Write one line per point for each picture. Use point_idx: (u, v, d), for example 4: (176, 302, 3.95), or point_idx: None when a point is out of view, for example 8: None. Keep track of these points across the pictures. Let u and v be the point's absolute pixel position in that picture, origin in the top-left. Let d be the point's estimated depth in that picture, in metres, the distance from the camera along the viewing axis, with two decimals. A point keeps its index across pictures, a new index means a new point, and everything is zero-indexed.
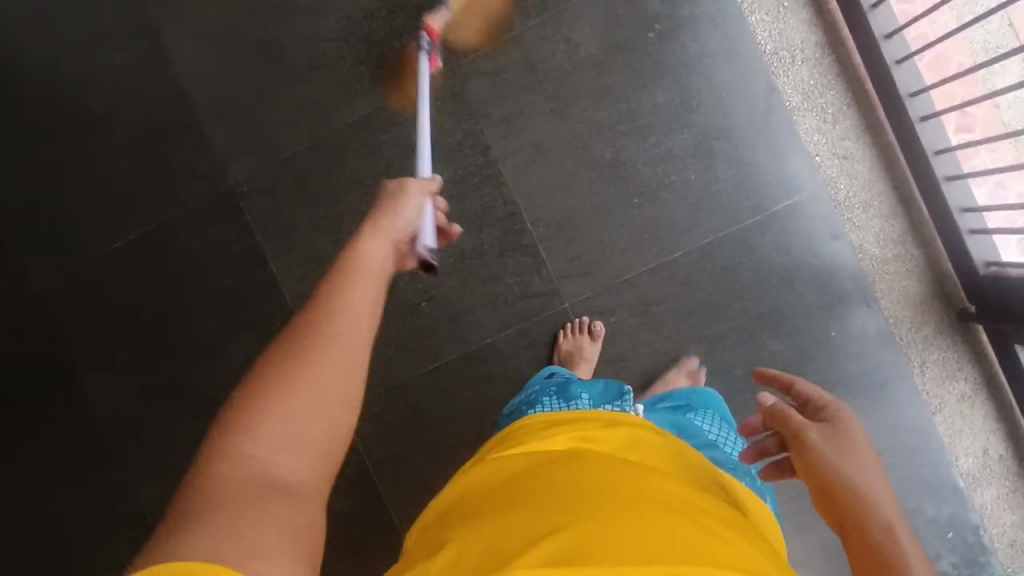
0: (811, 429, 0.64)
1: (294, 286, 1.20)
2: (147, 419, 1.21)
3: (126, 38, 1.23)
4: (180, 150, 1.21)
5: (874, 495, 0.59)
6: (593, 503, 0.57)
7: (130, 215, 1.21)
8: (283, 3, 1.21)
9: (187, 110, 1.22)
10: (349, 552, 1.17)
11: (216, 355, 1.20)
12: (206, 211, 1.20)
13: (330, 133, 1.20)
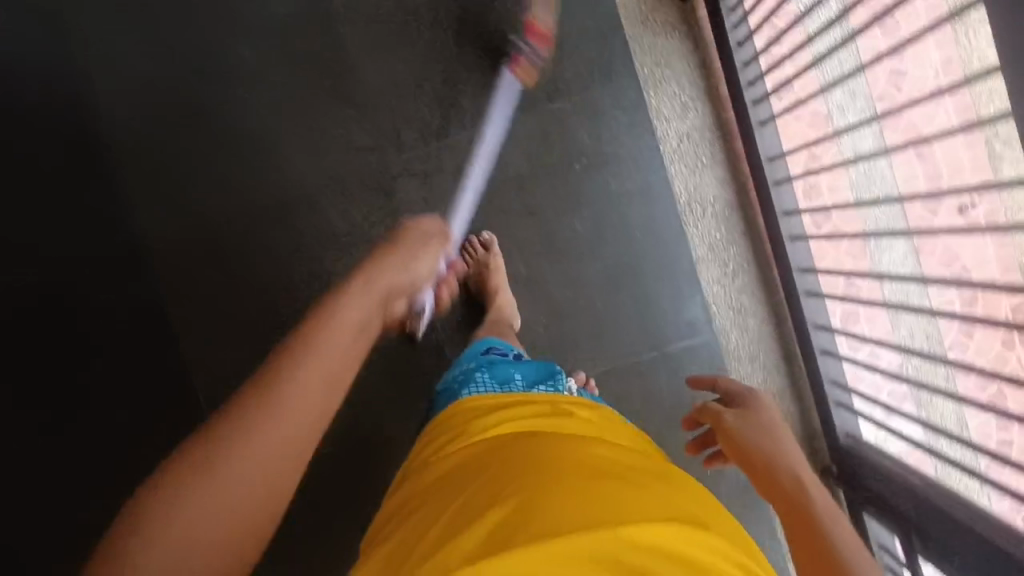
0: (731, 419, 0.78)
1: (191, 349, 1.17)
2: (7, 468, 1.14)
3: (45, 68, 1.16)
4: (87, 200, 1.16)
5: (786, 451, 0.73)
6: (547, 473, 0.65)
7: (23, 252, 1.15)
8: (221, 65, 1.18)
9: (100, 159, 1.17)
10: None
11: (98, 412, 1.15)
12: (109, 269, 1.17)
13: (254, 206, 1.19)
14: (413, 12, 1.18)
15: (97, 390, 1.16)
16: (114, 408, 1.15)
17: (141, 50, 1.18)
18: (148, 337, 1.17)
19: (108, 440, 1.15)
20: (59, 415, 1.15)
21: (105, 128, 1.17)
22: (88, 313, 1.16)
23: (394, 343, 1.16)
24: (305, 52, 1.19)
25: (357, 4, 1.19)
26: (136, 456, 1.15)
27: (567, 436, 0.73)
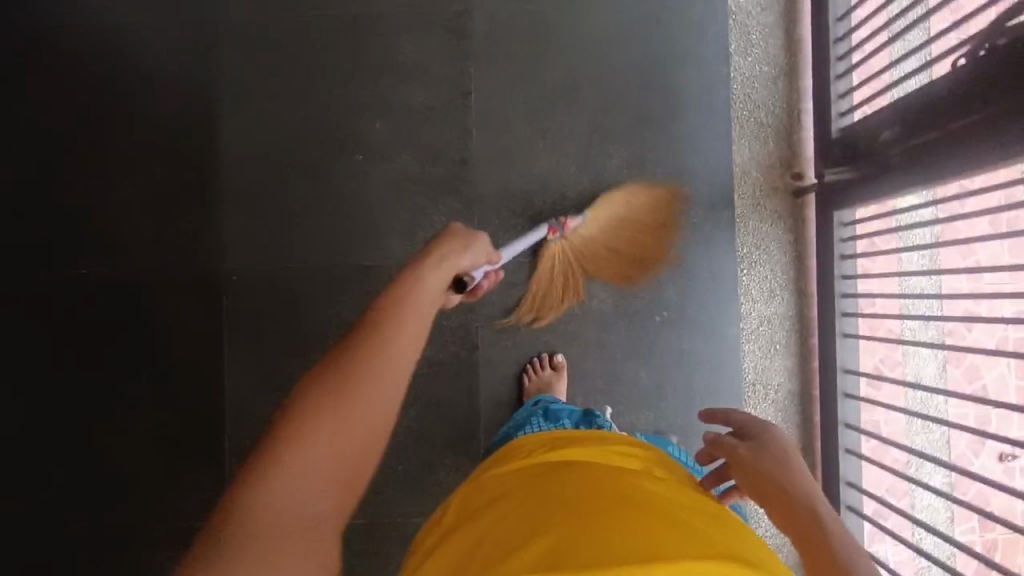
0: (740, 450, 0.67)
1: (236, 391, 1.16)
2: (43, 452, 1.17)
3: (187, 86, 1.18)
4: (182, 228, 1.18)
5: (808, 493, 0.61)
6: (575, 513, 0.57)
7: (114, 254, 1.18)
8: (351, 130, 1.19)
9: (202, 193, 1.18)
10: None
11: (135, 426, 1.16)
12: (180, 301, 1.17)
13: (333, 270, 1.18)
14: (539, 126, 1.19)
15: (138, 410, 1.17)
16: (148, 438, 1.16)
17: (267, 94, 1.19)
18: (195, 376, 1.16)
19: (135, 466, 1.16)
20: (96, 430, 1.16)
21: (212, 164, 1.18)
22: (150, 338, 1.17)
23: (435, 438, 1.18)
24: (425, 135, 1.19)
25: (494, 107, 1.19)
26: (156, 491, 1.16)
27: (631, 474, 0.65)
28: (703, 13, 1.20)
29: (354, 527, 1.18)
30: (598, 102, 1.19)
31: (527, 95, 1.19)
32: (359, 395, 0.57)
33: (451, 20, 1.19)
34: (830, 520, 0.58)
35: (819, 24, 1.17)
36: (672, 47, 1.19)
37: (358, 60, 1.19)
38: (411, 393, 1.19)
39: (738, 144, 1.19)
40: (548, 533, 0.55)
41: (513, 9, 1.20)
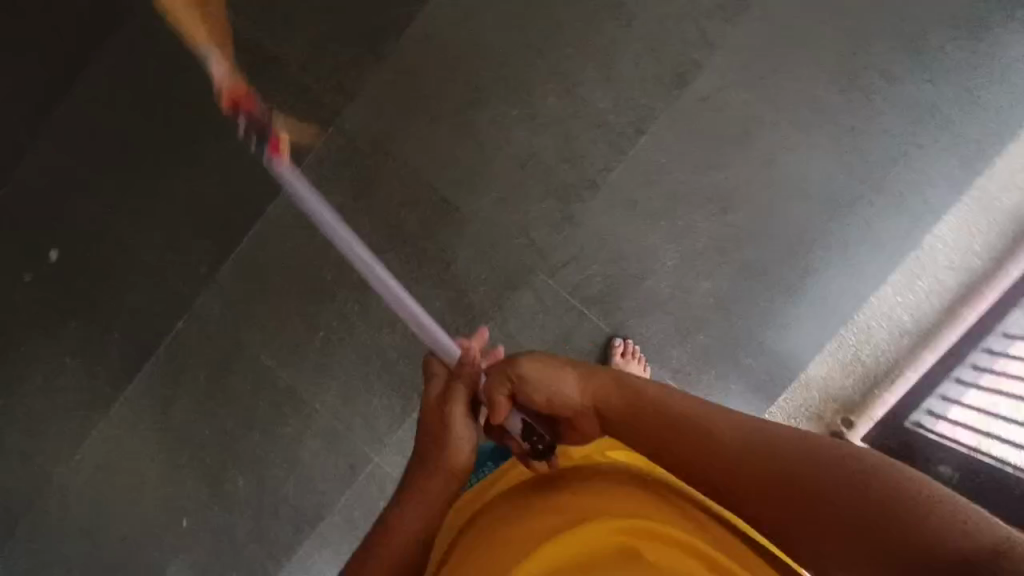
0: (528, 369, 0.67)
1: (277, 212, 1.21)
2: (103, 134, 1.22)
3: None
4: (335, 54, 1.18)
5: (632, 385, 0.65)
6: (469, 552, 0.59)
7: (269, 29, 1.18)
8: (526, 83, 1.14)
9: (370, 42, 1.18)
10: (85, 367, 1.25)
11: (184, 173, 1.21)
12: (283, 111, 1.18)
13: (419, 183, 1.17)
14: (675, 210, 1.13)
15: (195, 162, 1.21)
16: (182, 196, 1.22)
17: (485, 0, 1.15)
18: (255, 179, 1.21)
19: (157, 209, 1.22)
20: (155, 153, 1.21)
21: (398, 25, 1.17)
22: None
23: (387, 373, 1.19)
24: (579, 138, 1.14)
25: (655, 161, 1.13)
26: (160, 241, 1.22)
27: (572, 485, 0.62)
28: (896, 232, 1.11)
29: (274, 391, 1.21)
30: (740, 232, 1.12)
31: (689, 174, 1.12)
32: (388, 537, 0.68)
33: (683, 60, 1.12)
34: (672, 397, 0.62)
35: (982, 327, 1.10)
36: (844, 237, 1.11)
37: (579, 31, 1.13)
38: (398, 328, 1.19)
39: (822, 360, 1.13)
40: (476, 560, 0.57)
41: (741, 96, 1.11)
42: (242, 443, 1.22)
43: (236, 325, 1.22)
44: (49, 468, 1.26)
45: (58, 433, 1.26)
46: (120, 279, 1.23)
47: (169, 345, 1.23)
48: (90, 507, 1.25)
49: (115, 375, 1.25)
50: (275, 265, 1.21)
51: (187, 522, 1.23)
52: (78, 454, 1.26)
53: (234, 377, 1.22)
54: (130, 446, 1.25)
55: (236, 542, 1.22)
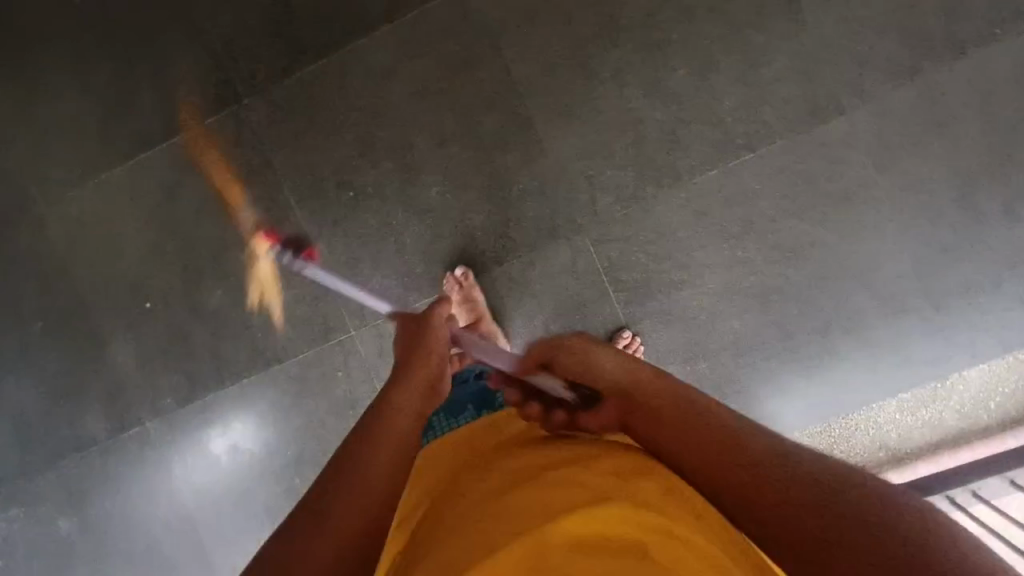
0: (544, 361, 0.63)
1: (359, 53, 1.12)
2: None
3: None
4: None
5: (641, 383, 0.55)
6: (484, 501, 0.47)
7: None
8: (665, 46, 1.05)
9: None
10: (109, 117, 1.19)
11: None
12: None
13: (512, 92, 1.09)
14: (742, 238, 1.08)
15: None
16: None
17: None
18: (351, 7, 1.12)
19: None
20: None
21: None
22: None
23: (396, 260, 1.15)
24: (689, 124, 1.06)
25: (748, 184, 1.07)
26: (232, 25, 1.15)
27: (605, 442, 0.51)
28: (933, 356, 1.08)
29: (281, 227, 1.17)
30: (792, 288, 1.09)
31: (774, 210, 1.07)
32: (370, 450, 0.53)
33: (829, 97, 1.03)
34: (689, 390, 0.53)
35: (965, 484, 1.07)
36: (881, 338, 1.08)
37: (741, 16, 1.04)
38: (425, 223, 1.13)
39: (797, 435, 1.12)
40: (494, 515, 0.45)
41: (863, 161, 1.05)
42: (231, 261, 1.18)
43: (272, 146, 1.16)
44: (32, 196, 1.22)
45: (56, 165, 1.21)
46: (177, 41, 1.16)
47: (199, 134, 1.17)
48: (60, 250, 1.22)
49: (134, 136, 1.19)
50: (335, 106, 1.14)
51: (149, 307, 1.21)
52: (66, 194, 1.21)
53: (249, 193, 1.17)
54: (121, 213, 1.20)
55: (189, 345, 1.22)
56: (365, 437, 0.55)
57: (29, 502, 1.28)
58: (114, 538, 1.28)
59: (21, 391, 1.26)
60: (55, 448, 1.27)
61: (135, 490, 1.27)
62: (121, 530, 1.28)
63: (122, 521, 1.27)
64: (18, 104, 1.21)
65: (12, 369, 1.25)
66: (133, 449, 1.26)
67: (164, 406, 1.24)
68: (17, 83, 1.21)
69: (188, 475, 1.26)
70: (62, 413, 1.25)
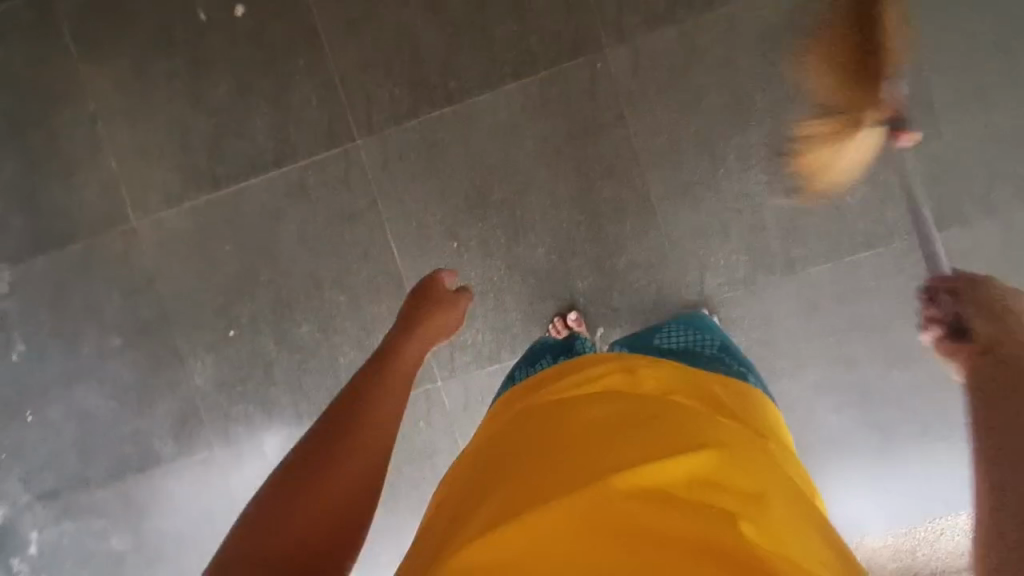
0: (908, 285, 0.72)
1: (481, 107, 1.12)
2: None
3: None
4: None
5: None
6: (544, 458, 0.45)
7: None
8: (794, 138, 1.06)
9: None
10: (217, 139, 1.17)
11: (418, 19, 1.12)
12: (551, 21, 1.09)
13: (632, 162, 1.09)
14: (848, 335, 1.07)
15: (434, 15, 1.11)
16: (403, 31, 1.12)
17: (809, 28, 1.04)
18: (480, 59, 1.11)
19: (371, 30, 1.13)
20: None
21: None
22: (504, 5, 1.10)
23: (493, 315, 1.14)
24: (808, 215, 1.06)
25: (861, 282, 1.06)
26: (356, 62, 1.14)
27: (678, 418, 0.47)
28: None
29: (380, 270, 1.16)
30: (893, 390, 1.07)
31: (884, 311, 1.06)
32: (351, 427, 0.55)
33: (953, 205, 1.03)
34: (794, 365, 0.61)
35: None
36: None
37: None
38: (528, 283, 1.13)
39: (882, 535, 1.11)
40: (550, 483, 0.42)
41: (982, 273, 1.04)
42: (324, 296, 1.17)
43: (381, 188, 1.15)
44: (128, 208, 1.20)
45: (157, 180, 1.19)
46: (297, 70, 1.15)
47: (307, 167, 1.16)
48: (151, 266, 1.21)
49: (240, 160, 1.17)
50: (450, 155, 1.13)
51: (234, 333, 1.20)
52: (163, 209, 1.19)
53: (351, 231, 1.16)
54: (217, 236, 1.19)
55: (269, 376, 1.20)
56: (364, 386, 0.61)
57: (82, 515, 1.25)
58: (164, 560, 1.25)
59: (91, 401, 1.24)
60: (116, 464, 1.24)
61: (192, 516, 1.24)
62: (174, 553, 1.25)
63: (175, 544, 1.25)
64: (125, 114, 1.19)
65: (87, 378, 1.23)
66: (197, 472, 1.23)
67: (234, 434, 1.22)
68: (126, 94, 1.19)
69: (248, 509, 1.23)
70: (130, 428, 1.23)
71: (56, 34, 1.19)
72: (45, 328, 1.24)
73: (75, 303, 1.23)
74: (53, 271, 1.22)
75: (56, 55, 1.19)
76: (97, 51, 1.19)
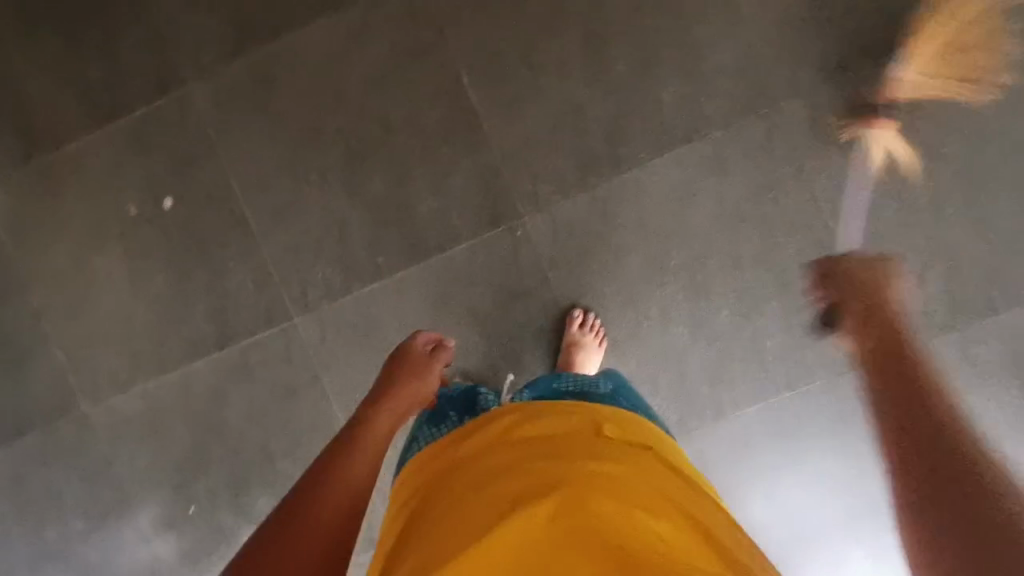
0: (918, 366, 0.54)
1: (409, 279, 1.15)
2: (283, 127, 1.16)
3: (689, 109, 1.08)
4: (540, 164, 1.11)
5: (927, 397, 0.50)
6: (485, 491, 0.52)
7: (491, 112, 1.11)
8: (710, 293, 1.09)
9: (584, 167, 1.10)
10: (160, 325, 1.21)
11: (341, 199, 1.15)
12: (468, 194, 1.13)
13: (557, 324, 1.13)
14: (781, 470, 1.11)
15: (355, 195, 1.15)
16: (330, 214, 1.16)
17: (715, 187, 1.08)
18: (405, 236, 1.14)
19: (296, 213, 1.16)
20: (323, 170, 1.15)
21: (618, 160, 1.09)
22: (421, 182, 1.13)
23: None
24: (732, 363, 1.10)
25: (785, 421, 1.11)
26: (284, 245, 1.17)
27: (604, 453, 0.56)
28: None
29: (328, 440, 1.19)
30: (829, 520, 1.11)
31: (813, 446, 1.10)
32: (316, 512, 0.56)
33: None
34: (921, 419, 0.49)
35: None
36: None
37: (787, 268, 1.07)
38: None
39: None
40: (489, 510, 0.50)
41: None
42: (276, 469, 1.21)
43: (321, 362, 1.18)
44: (79, 397, 1.23)
45: (105, 369, 1.22)
46: (231, 257, 1.18)
47: (249, 347, 1.19)
48: (105, 450, 1.24)
49: (184, 345, 1.20)
50: (385, 327, 1.16)
51: (193, 509, 1.23)
52: (114, 397, 1.23)
53: (296, 407, 1.19)
54: (167, 418, 1.22)
55: (231, 548, 1.23)
56: (323, 472, 0.59)
57: None
58: None
59: None
60: None
61: None
62: None
63: None
64: (66, 308, 1.22)
65: (55, 563, 1.26)
66: None
67: None
68: (65, 288, 1.22)
69: None
70: None
71: None
72: (7, 518, 1.26)
73: (35, 493, 1.26)
74: (10, 465, 1.26)
75: None
76: (35, 251, 1.22)
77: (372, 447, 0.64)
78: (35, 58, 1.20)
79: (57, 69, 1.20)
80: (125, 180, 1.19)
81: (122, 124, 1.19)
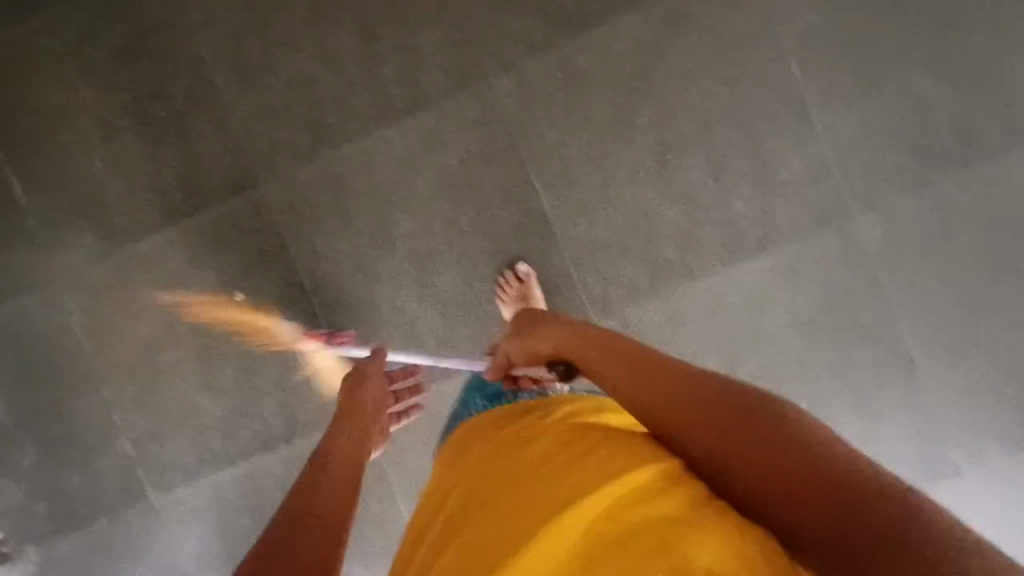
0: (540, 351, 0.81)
1: None
2: (355, 226, 1.17)
3: (764, 218, 1.07)
4: (612, 270, 1.12)
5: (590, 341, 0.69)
6: (493, 510, 0.51)
7: (564, 218, 1.12)
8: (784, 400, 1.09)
9: (657, 274, 1.10)
10: (229, 418, 1.22)
11: (412, 300, 1.16)
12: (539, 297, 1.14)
13: None
14: None
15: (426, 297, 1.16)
16: (400, 314, 1.17)
17: (790, 297, 1.07)
18: (475, 336, 1.16)
19: (367, 312, 1.18)
20: (394, 270, 1.16)
21: (692, 268, 1.09)
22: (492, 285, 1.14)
23: None
24: None
25: None
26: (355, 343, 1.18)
27: (604, 445, 0.52)
28: None
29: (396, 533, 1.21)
30: None
31: None
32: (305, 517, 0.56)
33: (942, 457, 1.06)
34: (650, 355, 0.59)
35: None
36: None
37: (861, 377, 1.07)
38: None
39: None
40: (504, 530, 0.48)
41: (971, 517, 1.08)
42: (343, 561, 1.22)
43: (390, 457, 1.20)
44: (148, 486, 1.25)
45: (175, 460, 1.24)
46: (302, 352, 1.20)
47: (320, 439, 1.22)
48: (172, 539, 1.25)
49: (253, 437, 1.22)
50: None
51: None
52: (182, 488, 1.24)
53: (362, 500, 1.21)
54: (236, 507, 1.24)
55: None
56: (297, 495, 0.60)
57: None
58: None
59: None
60: None
61: None
62: None
63: None
64: (137, 399, 1.24)
65: None
66: None
67: None
68: (137, 380, 1.24)
69: None
70: None
71: (67, 332, 1.25)
72: None
73: None
74: (79, 551, 1.28)
75: (68, 350, 1.25)
76: (108, 344, 1.24)
77: (340, 472, 0.66)
78: (110, 155, 1.22)
79: (131, 167, 1.22)
80: (196, 275, 1.21)
81: (195, 221, 1.21)
